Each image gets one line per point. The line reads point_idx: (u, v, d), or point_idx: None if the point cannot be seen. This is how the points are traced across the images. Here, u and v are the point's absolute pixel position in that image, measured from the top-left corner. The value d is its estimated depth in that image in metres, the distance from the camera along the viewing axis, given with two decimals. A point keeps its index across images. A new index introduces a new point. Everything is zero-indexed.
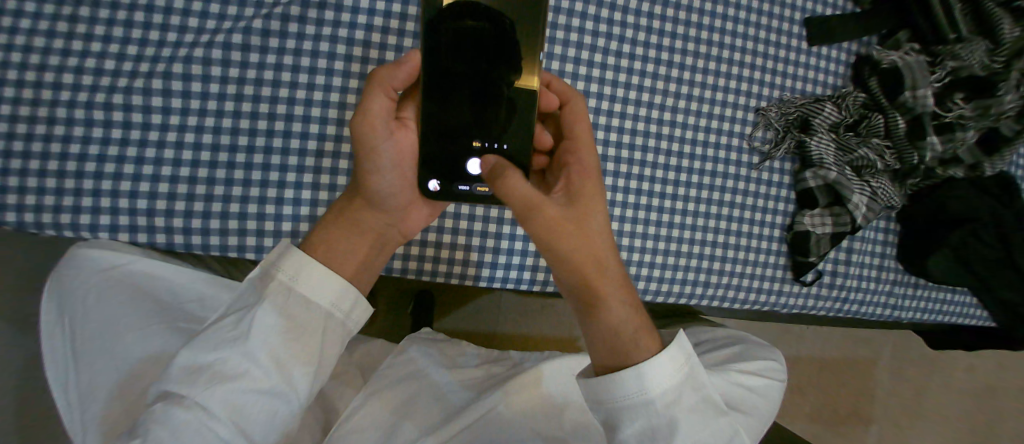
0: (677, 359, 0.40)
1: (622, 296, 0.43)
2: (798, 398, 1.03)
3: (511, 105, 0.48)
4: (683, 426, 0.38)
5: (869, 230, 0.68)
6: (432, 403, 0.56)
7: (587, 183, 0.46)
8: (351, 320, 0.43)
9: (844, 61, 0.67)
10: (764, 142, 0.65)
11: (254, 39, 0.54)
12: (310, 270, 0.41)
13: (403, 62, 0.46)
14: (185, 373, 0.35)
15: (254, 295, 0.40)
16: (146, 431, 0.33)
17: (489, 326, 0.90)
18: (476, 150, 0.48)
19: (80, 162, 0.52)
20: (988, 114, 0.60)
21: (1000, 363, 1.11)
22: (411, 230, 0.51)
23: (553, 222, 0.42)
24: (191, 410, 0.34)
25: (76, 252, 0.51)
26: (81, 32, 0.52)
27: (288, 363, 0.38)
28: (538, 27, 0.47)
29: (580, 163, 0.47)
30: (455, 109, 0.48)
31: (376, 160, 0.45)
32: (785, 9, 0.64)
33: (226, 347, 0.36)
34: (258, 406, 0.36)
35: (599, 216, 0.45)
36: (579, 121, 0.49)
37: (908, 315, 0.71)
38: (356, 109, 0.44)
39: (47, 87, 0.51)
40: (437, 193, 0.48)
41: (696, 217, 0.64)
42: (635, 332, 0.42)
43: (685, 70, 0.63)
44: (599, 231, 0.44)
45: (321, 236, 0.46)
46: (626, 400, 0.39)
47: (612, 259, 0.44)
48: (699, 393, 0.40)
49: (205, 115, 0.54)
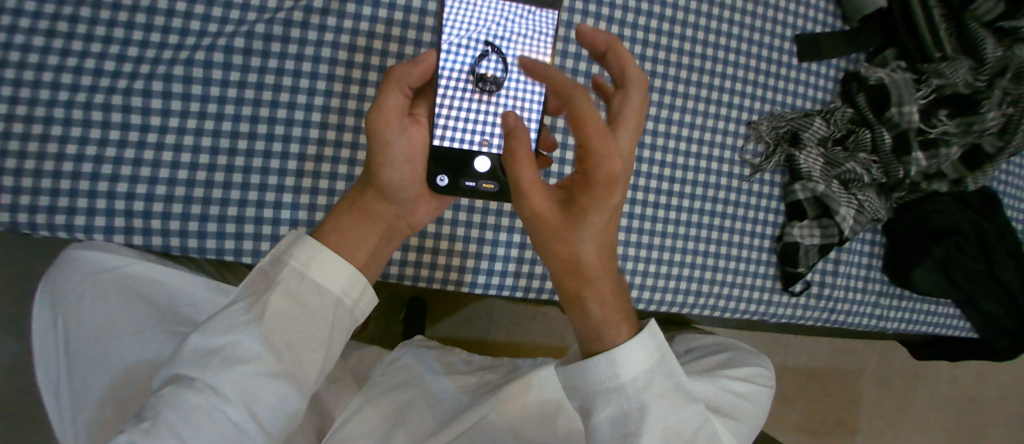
0: (647, 348, 0.40)
1: (603, 294, 0.42)
2: (785, 408, 1.04)
3: (521, 104, 0.48)
4: (652, 411, 0.39)
5: (856, 241, 0.69)
6: (426, 410, 0.57)
7: (597, 182, 0.39)
8: (359, 310, 0.42)
9: (833, 77, 0.68)
10: (755, 156, 0.66)
11: (256, 43, 0.55)
12: (324, 256, 0.40)
13: (419, 60, 0.45)
14: (197, 356, 0.35)
15: (268, 282, 0.39)
16: (155, 414, 0.33)
17: (481, 333, 0.90)
18: (484, 150, 0.48)
19: (76, 163, 0.52)
20: (970, 131, 0.63)
21: (982, 374, 1.13)
22: (418, 224, 0.52)
23: (540, 221, 0.41)
24: (202, 393, 0.34)
25: (70, 252, 0.50)
26: (81, 32, 0.52)
27: (299, 348, 0.38)
28: (549, 32, 0.47)
29: (579, 150, 0.39)
30: (462, 107, 0.48)
31: (389, 154, 0.45)
32: (777, 25, 0.66)
33: (238, 331, 0.36)
34: (270, 391, 0.36)
35: (600, 222, 0.40)
36: (626, 113, 0.41)
37: (892, 326, 0.73)
38: (371, 103, 0.43)
39: (45, 86, 0.51)
40: (445, 188, 0.48)
41: (687, 227, 0.65)
42: (612, 321, 0.42)
43: (679, 84, 0.64)
44: (586, 229, 0.40)
45: (332, 226, 0.46)
46: (599, 386, 0.40)
47: (599, 258, 0.42)
48: (671, 380, 0.41)
49: (205, 119, 0.54)
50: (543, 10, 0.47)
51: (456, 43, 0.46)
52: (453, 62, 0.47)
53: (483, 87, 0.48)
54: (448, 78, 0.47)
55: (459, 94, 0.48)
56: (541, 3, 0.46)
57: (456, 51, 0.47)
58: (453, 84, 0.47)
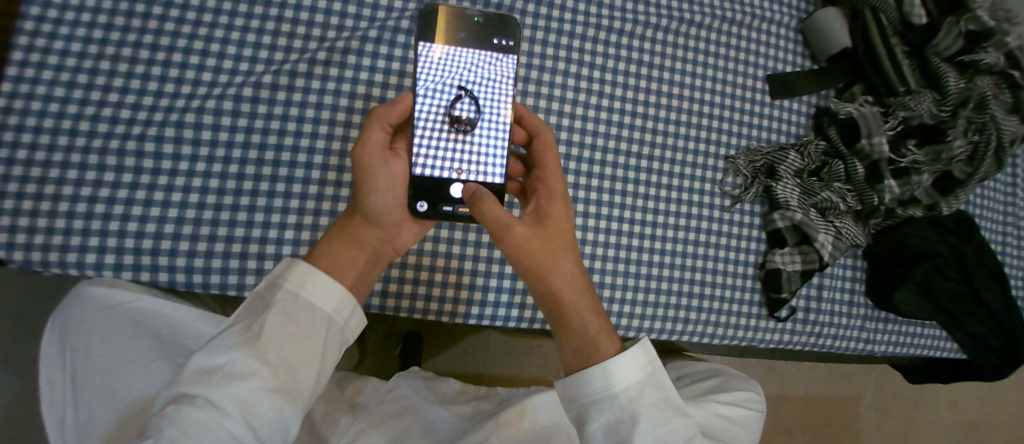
0: (639, 361, 0.42)
1: (586, 313, 0.46)
2: (785, 436, 1.04)
3: (490, 138, 0.51)
4: (645, 420, 0.40)
5: (838, 267, 0.72)
6: (423, 438, 0.58)
7: (550, 217, 0.49)
8: (349, 329, 0.45)
9: (804, 112, 0.72)
10: (734, 187, 0.69)
11: (263, 92, 0.59)
12: (315, 278, 0.43)
13: (397, 101, 0.49)
14: (200, 374, 0.37)
15: (265, 303, 0.41)
16: (157, 431, 0.34)
17: (477, 364, 0.91)
18: (459, 178, 0.51)
19: (90, 204, 0.55)
20: (940, 159, 0.66)
21: (981, 398, 1.13)
22: (403, 246, 0.54)
23: (525, 239, 0.46)
24: (204, 409, 0.35)
25: (78, 289, 0.53)
26: (101, 84, 0.56)
27: (296, 364, 0.40)
28: (511, 75, 0.51)
29: (545, 187, 0.49)
30: (436, 142, 0.51)
31: (373, 184, 0.48)
32: (749, 67, 0.71)
33: (238, 348, 0.38)
34: (269, 405, 0.37)
35: (568, 251, 0.48)
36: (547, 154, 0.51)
37: (880, 349, 0.74)
38: (355, 141, 0.47)
39: (64, 133, 0.55)
40: (424, 212, 0.51)
41: (672, 257, 0.67)
42: (597, 338, 0.45)
43: (658, 122, 0.68)
44: (565, 254, 0.47)
45: (321, 253, 0.49)
46: (595, 395, 0.41)
47: (576, 280, 0.47)
48: (662, 393, 0.42)
49: (213, 161, 0.58)
50: (502, 54, 0.51)
51: (429, 87, 0.50)
52: (427, 103, 0.50)
53: (456, 124, 0.51)
54: (424, 117, 0.51)
55: (433, 131, 0.51)
56: (501, 48, 0.51)
57: (429, 94, 0.50)
58: (427, 122, 0.51)
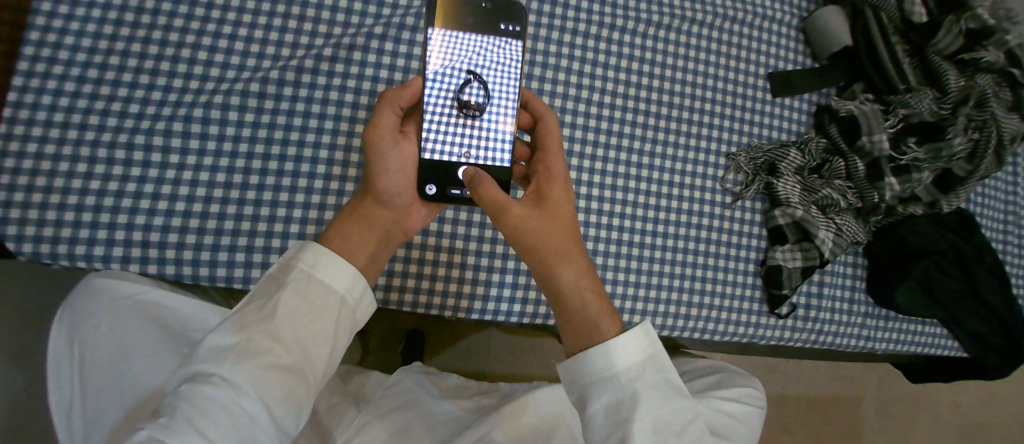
0: (642, 342, 0.43)
1: (587, 294, 0.47)
2: (785, 435, 1.04)
3: (496, 122, 0.52)
4: (644, 400, 0.40)
5: (838, 264, 0.72)
6: (425, 431, 0.58)
7: (548, 201, 0.49)
8: (359, 310, 0.45)
9: (806, 110, 0.73)
10: (735, 184, 0.70)
11: (270, 88, 0.60)
12: (327, 258, 0.43)
13: (408, 85, 0.51)
14: (213, 353, 0.38)
15: (277, 284, 0.42)
16: (172, 410, 0.35)
17: (479, 360, 0.92)
18: (467, 162, 0.52)
19: (99, 197, 0.56)
20: (940, 156, 0.67)
21: (983, 399, 1.13)
22: (412, 229, 0.54)
23: (522, 221, 0.46)
24: (219, 387, 0.36)
25: (87, 281, 0.54)
26: (110, 78, 0.57)
27: (308, 343, 0.40)
28: (517, 60, 0.52)
29: (547, 170, 0.50)
30: (445, 126, 0.52)
31: (383, 164, 0.49)
32: (751, 65, 0.71)
33: (252, 328, 0.39)
34: (281, 383, 0.38)
35: (568, 232, 0.48)
36: (550, 139, 0.51)
37: (881, 346, 0.75)
38: (367, 121, 0.48)
39: (74, 127, 0.56)
40: (434, 196, 0.52)
41: (674, 253, 0.68)
42: (598, 316, 0.46)
43: (659, 119, 0.68)
44: (563, 236, 0.48)
45: (333, 234, 0.49)
46: (596, 376, 0.42)
47: (578, 262, 0.48)
48: (663, 375, 0.42)
49: (220, 156, 0.59)
50: (509, 41, 0.52)
51: (439, 72, 0.51)
52: (436, 88, 0.51)
53: (463, 108, 0.52)
54: (433, 101, 0.51)
55: (442, 115, 0.52)
56: (509, 35, 0.52)
57: (439, 78, 0.51)
58: (436, 106, 0.51)
